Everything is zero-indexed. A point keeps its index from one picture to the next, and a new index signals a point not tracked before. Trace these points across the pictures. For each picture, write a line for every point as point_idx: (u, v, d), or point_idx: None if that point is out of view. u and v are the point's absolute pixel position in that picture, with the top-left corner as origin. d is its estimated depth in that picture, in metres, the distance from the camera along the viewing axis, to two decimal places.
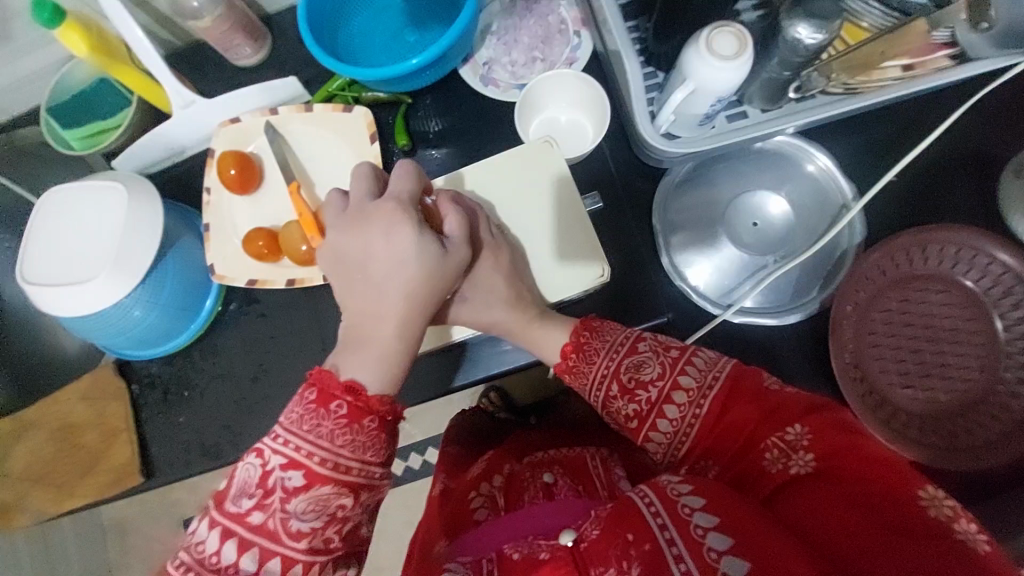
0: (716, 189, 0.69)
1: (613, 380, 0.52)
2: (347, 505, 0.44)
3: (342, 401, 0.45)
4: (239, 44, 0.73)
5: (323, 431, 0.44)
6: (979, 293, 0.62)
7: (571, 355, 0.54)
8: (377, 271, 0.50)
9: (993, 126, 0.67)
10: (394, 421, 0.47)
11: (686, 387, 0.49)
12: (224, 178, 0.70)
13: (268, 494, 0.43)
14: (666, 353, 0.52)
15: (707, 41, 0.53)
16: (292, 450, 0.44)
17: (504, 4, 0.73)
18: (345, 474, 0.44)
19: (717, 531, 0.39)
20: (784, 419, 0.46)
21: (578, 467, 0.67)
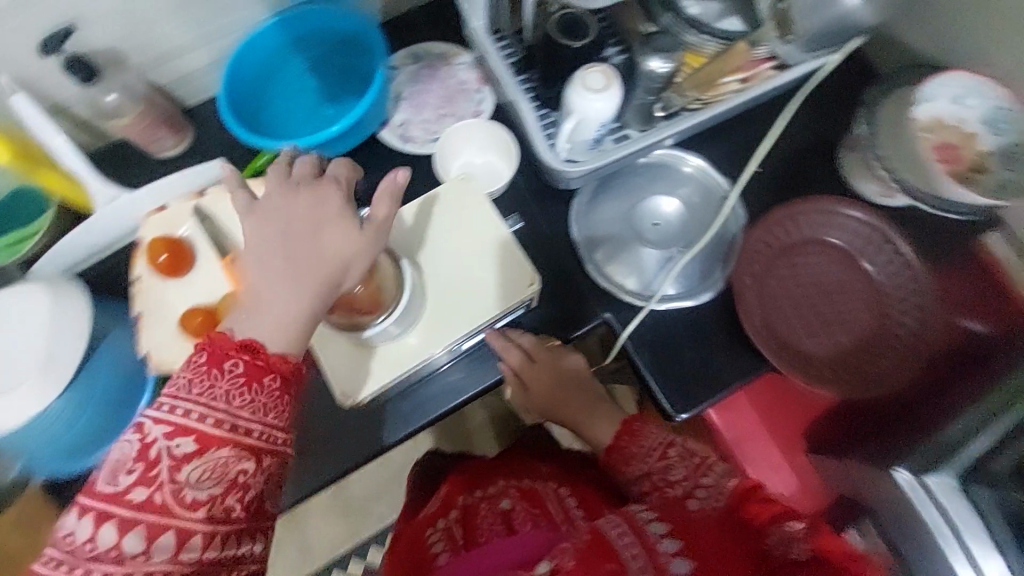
0: (620, 200, 0.78)
1: (647, 479, 0.63)
2: (247, 470, 0.46)
3: (237, 359, 0.46)
4: (162, 137, 0.78)
5: (219, 393, 0.45)
6: (850, 248, 0.73)
7: (624, 431, 0.67)
8: (298, 236, 0.49)
9: (835, 114, 0.79)
10: (295, 381, 0.48)
11: (707, 485, 0.59)
12: (155, 266, 0.69)
13: (152, 466, 0.44)
14: (694, 458, 0.62)
15: (582, 80, 0.65)
16: (180, 417, 0.45)
17: (410, 74, 0.83)
18: (244, 436, 0.46)
19: (678, 556, 0.47)
20: (788, 512, 0.54)
21: (532, 492, 0.75)
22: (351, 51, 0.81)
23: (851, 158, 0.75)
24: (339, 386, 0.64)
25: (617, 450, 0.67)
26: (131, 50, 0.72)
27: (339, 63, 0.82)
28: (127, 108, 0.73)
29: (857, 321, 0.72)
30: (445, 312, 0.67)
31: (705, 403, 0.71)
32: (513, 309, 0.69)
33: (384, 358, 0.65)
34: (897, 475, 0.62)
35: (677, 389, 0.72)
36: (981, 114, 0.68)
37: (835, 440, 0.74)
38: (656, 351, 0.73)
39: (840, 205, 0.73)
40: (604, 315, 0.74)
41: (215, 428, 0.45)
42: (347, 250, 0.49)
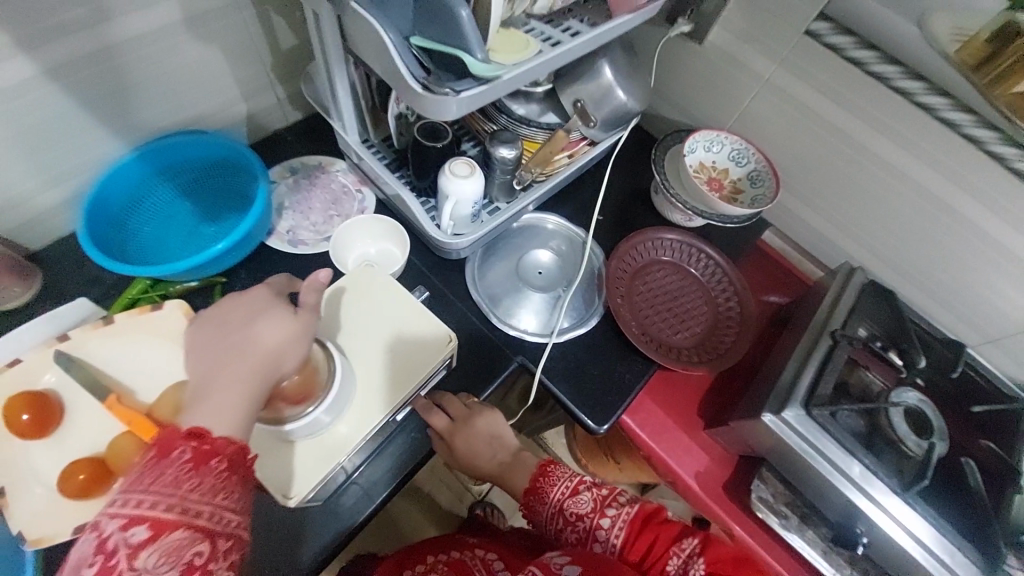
0: (505, 260, 0.91)
1: (559, 515, 0.73)
2: (205, 551, 0.42)
3: (185, 446, 0.44)
4: (6, 286, 0.70)
5: (166, 479, 0.42)
6: (678, 260, 0.96)
7: (540, 475, 0.76)
8: (236, 339, 0.53)
9: (639, 170, 1.07)
10: (242, 465, 0.47)
11: (613, 515, 0.71)
12: (15, 426, 0.61)
13: (108, 560, 0.38)
14: (601, 492, 0.73)
15: (449, 169, 0.79)
16: (133, 506, 0.40)
17: (289, 185, 0.89)
18: (195, 516, 0.42)
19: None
20: (681, 535, 0.67)
21: (460, 564, 0.72)
22: (226, 172, 0.85)
23: (659, 199, 1.00)
24: (273, 489, 0.60)
25: (536, 491, 0.75)
26: None
27: (215, 185, 0.85)
28: None
29: (701, 312, 0.92)
30: (373, 388, 0.67)
31: (619, 409, 0.82)
32: (437, 370, 0.72)
33: (320, 454, 0.62)
34: (765, 419, 0.75)
35: (593, 404, 0.82)
36: (727, 155, 1.00)
37: (719, 413, 0.89)
38: (568, 376, 0.83)
39: (661, 231, 0.96)
40: (518, 357, 0.83)
41: (169, 511, 0.41)
42: (283, 340, 0.54)
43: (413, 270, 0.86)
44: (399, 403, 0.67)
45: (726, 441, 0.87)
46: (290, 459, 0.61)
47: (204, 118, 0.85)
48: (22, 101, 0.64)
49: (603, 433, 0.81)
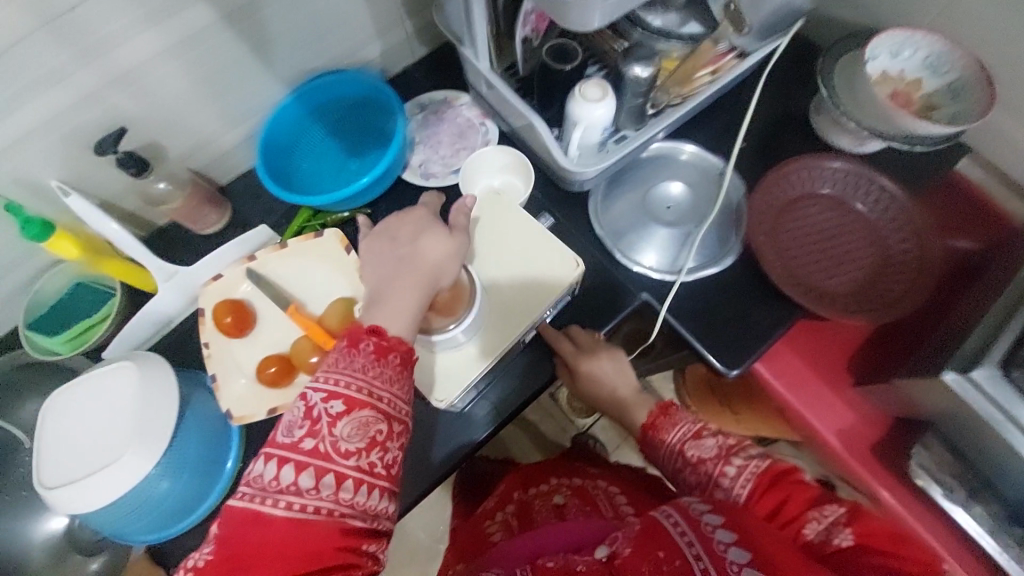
0: (632, 192, 0.86)
1: (680, 457, 0.67)
2: (385, 430, 0.49)
3: (369, 340, 0.52)
4: (207, 214, 0.84)
5: (357, 365, 0.50)
6: (840, 193, 0.82)
7: (659, 416, 0.71)
8: (400, 253, 0.59)
9: (796, 86, 0.90)
10: (411, 364, 0.53)
11: (741, 465, 0.63)
12: (223, 326, 0.76)
13: (316, 423, 0.48)
14: (726, 441, 0.66)
15: (580, 92, 0.74)
16: (332, 384, 0.49)
17: (419, 120, 0.92)
18: (378, 401, 0.50)
19: (749, 566, 0.47)
20: (820, 500, 0.59)
21: (584, 492, 0.78)
22: (367, 109, 0.90)
23: (820, 120, 0.85)
24: (423, 391, 0.68)
25: (654, 428, 0.70)
26: (171, 142, 0.80)
27: (357, 121, 0.91)
28: (174, 193, 0.80)
29: (863, 255, 0.79)
30: (507, 309, 0.71)
31: (753, 355, 0.77)
32: (563, 295, 0.74)
33: (457, 365, 0.69)
34: (946, 376, 0.63)
35: (726, 347, 0.77)
36: (921, 61, 0.79)
37: (874, 368, 0.79)
38: (697, 317, 0.79)
39: (822, 159, 0.82)
40: (642, 295, 0.80)
41: (361, 392, 0.49)
42: (443, 255, 0.59)
43: (536, 203, 0.86)
44: (530, 325, 0.71)
45: (881, 400, 0.77)
46: (433, 364, 0.69)
47: (345, 57, 0.89)
48: (198, 49, 0.72)
49: (732, 377, 0.77)
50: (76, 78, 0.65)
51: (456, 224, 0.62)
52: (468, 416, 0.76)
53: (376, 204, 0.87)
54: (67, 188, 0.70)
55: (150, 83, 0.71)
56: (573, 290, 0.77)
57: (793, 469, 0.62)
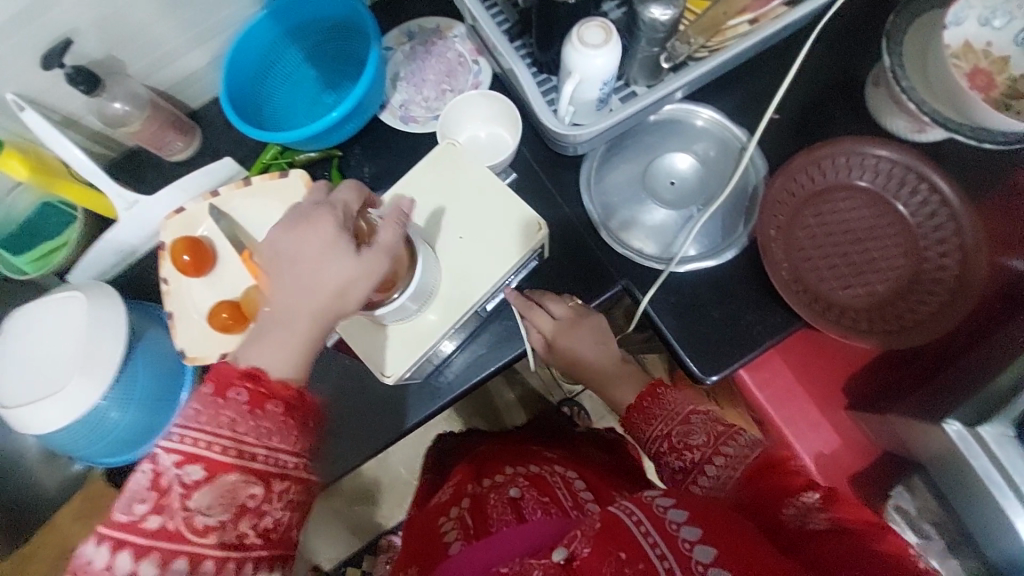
0: (633, 162, 0.76)
1: (665, 439, 0.61)
2: (257, 494, 0.47)
3: (241, 386, 0.48)
4: (171, 140, 0.79)
5: (223, 420, 0.47)
6: (879, 189, 0.69)
7: (632, 411, 0.65)
8: (285, 269, 0.52)
9: (850, 48, 0.75)
10: (298, 408, 0.50)
11: (731, 454, 0.57)
12: (178, 264, 0.72)
13: (165, 494, 0.45)
14: (716, 426, 0.60)
15: (578, 36, 0.61)
16: (190, 445, 0.46)
17: (405, 53, 0.82)
18: (250, 460, 0.47)
19: (702, 544, 0.44)
20: (806, 485, 0.51)
21: (540, 480, 0.70)
22: (348, 34, 0.80)
23: (876, 94, 0.72)
24: (373, 366, 0.64)
25: (639, 410, 0.64)
26: (128, 56, 0.72)
27: (337, 49, 0.82)
28: (131, 116, 0.73)
29: (891, 266, 0.68)
30: (461, 275, 0.65)
31: (736, 364, 0.69)
32: (526, 261, 0.67)
33: (405, 336, 0.64)
34: (949, 427, 0.56)
35: (704, 352, 0.69)
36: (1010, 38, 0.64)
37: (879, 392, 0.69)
38: (679, 314, 0.71)
39: (868, 144, 0.68)
40: (623, 281, 0.72)
41: (227, 454, 0.46)
42: (331, 265, 0.52)
43: (522, 163, 0.77)
44: (491, 289, 0.65)
45: (873, 431, 0.70)
46: (384, 338, 0.64)
47: None
48: None
49: (708, 383, 0.69)
50: None
51: (380, 241, 0.53)
52: (422, 387, 0.71)
53: (349, 146, 0.80)
54: (22, 102, 0.66)
55: None
56: (540, 253, 0.70)
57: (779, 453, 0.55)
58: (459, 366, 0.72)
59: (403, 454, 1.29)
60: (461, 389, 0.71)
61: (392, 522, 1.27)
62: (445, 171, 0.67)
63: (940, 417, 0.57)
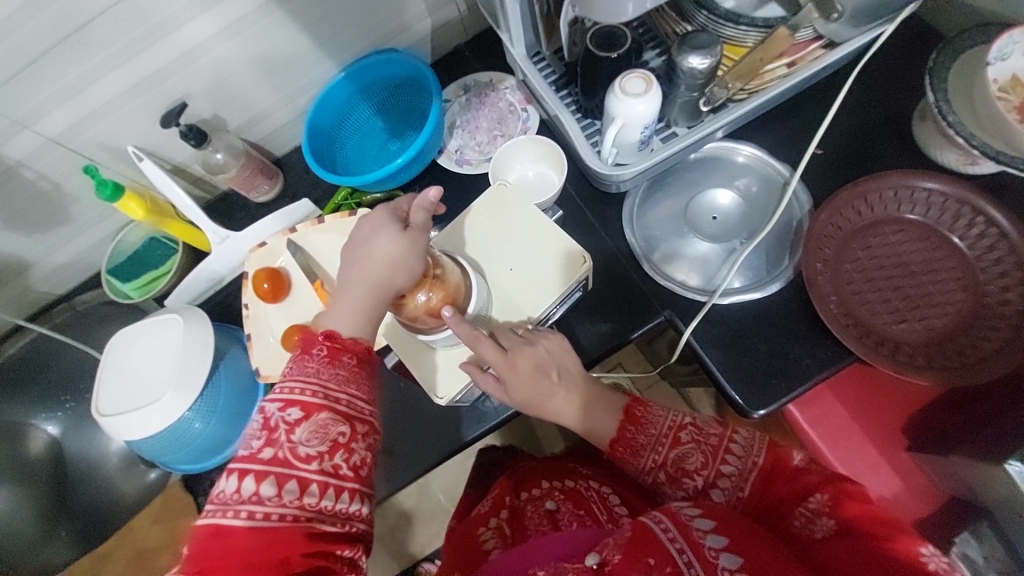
0: (673, 198, 0.79)
1: (662, 469, 0.59)
2: (345, 431, 0.54)
3: (321, 345, 0.57)
4: (259, 183, 0.90)
5: (311, 370, 0.55)
6: (932, 223, 0.68)
7: (619, 447, 0.61)
8: (356, 259, 0.62)
9: (893, 84, 0.76)
10: (367, 360, 0.59)
11: (732, 473, 0.57)
12: (259, 291, 0.81)
13: (273, 431, 0.52)
14: (707, 442, 0.59)
15: (620, 85, 0.67)
16: (288, 392, 0.54)
17: (461, 104, 0.91)
18: (336, 402, 0.55)
19: (727, 551, 0.43)
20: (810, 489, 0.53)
21: (577, 494, 0.71)
22: (412, 89, 0.91)
23: (924, 129, 0.72)
24: (427, 388, 0.69)
25: (625, 443, 0.61)
26: (229, 114, 0.85)
27: (402, 103, 0.92)
28: (229, 163, 0.85)
29: (950, 300, 0.66)
30: (511, 304, 0.69)
31: (784, 398, 0.68)
32: (572, 292, 0.71)
33: (458, 360, 0.68)
34: (1011, 467, 0.54)
35: (754, 385, 0.69)
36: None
37: (945, 432, 0.66)
38: (724, 345, 0.71)
39: (916, 178, 0.68)
40: (665, 313, 0.74)
41: (314, 396, 0.54)
42: (393, 252, 0.61)
43: (567, 200, 0.82)
44: (539, 318, 0.69)
45: (937, 474, 0.65)
46: (440, 361, 0.69)
47: (397, 34, 0.88)
48: (254, 27, 0.75)
49: (757, 418, 0.69)
50: (146, 54, 0.70)
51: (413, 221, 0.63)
52: (471, 411, 0.75)
53: (409, 186, 0.88)
54: (140, 154, 0.79)
55: (211, 59, 0.75)
56: (585, 284, 0.73)
57: (785, 458, 0.56)
58: None
59: (443, 480, 1.31)
60: (507, 414, 0.74)
61: (426, 550, 1.28)
62: (496, 209, 0.73)
63: (1002, 456, 0.55)
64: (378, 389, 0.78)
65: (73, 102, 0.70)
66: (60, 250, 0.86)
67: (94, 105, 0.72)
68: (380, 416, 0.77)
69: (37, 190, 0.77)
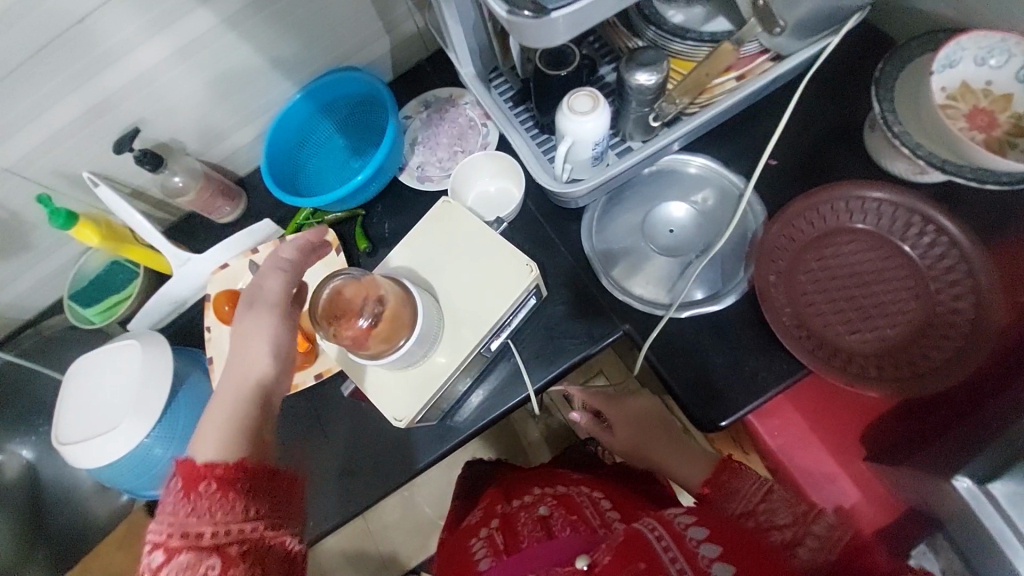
0: (632, 211, 0.79)
1: (750, 516, 0.60)
2: (214, 563, 0.48)
3: (178, 478, 0.52)
4: (221, 205, 0.90)
5: (169, 508, 0.50)
6: (883, 231, 0.69)
7: (708, 491, 0.64)
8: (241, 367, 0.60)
9: (845, 92, 0.77)
10: (231, 475, 0.52)
11: (820, 534, 0.57)
12: (219, 313, 0.82)
13: None
14: (801, 506, 0.60)
15: (568, 103, 0.67)
16: (150, 538, 0.49)
17: (422, 120, 0.91)
18: (199, 536, 0.49)
19: (720, 561, 0.47)
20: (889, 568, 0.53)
21: (568, 500, 0.72)
22: (371, 107, 0.91)
23: (873, 138, 0.72)
24: (385, 412, 0.68)
25: (714, 486, 0.64)
26: (187, 137, 0.85)
27: (362, 120, 0.92)
28: (189, 187, 0.85)
29: (902, 310, 0.66)
30: (464, 323, 0.69)
31: (743, 411, 0.68)
32: (525, 298, 0.71)
33: (414, 380, 0.68)
34: (960, 483, 0.61)
35: (711, 402, 0.69)
36: (1012, 74, 0.64)
37: (898, 443, 0.67)
38: (683, 359, 0.71)
39: (864, 188, 0.69)
40: (623, 327, 0.74)
41: (172, 538, 0.49)
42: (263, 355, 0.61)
43: (527, 215, 0.82)
44: (491, 331, 0.68)
45: (895, 484, 0.68)
46: (395, 384, 0.68)
47: (354, 53, 0.88)
48: (204, 51, 0.75)
49: (718, 429, 0.69)
50: (99, 81, 0.70)
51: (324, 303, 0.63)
52: (434, 430, 0.75)
53: (372, 204, 0.88)
54: (96, 178, 0.78)
55: (162, 86, 0.75)
56: (538, 290, 0.73)
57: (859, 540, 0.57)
58: (469, 410, 0.75)
59: (427, 493, 1.31)
60: (472, 431, 0.74)
61: (410, 562, 1.28)
62: (440, 224, 0.73)
63: None
64: (339, 413, 0.78)
65: (25, 130, 0.70)
66: (20, 279, 0.85)
67: (47, 132, 0.71)
68: (343, 439, 0.77)
69: None
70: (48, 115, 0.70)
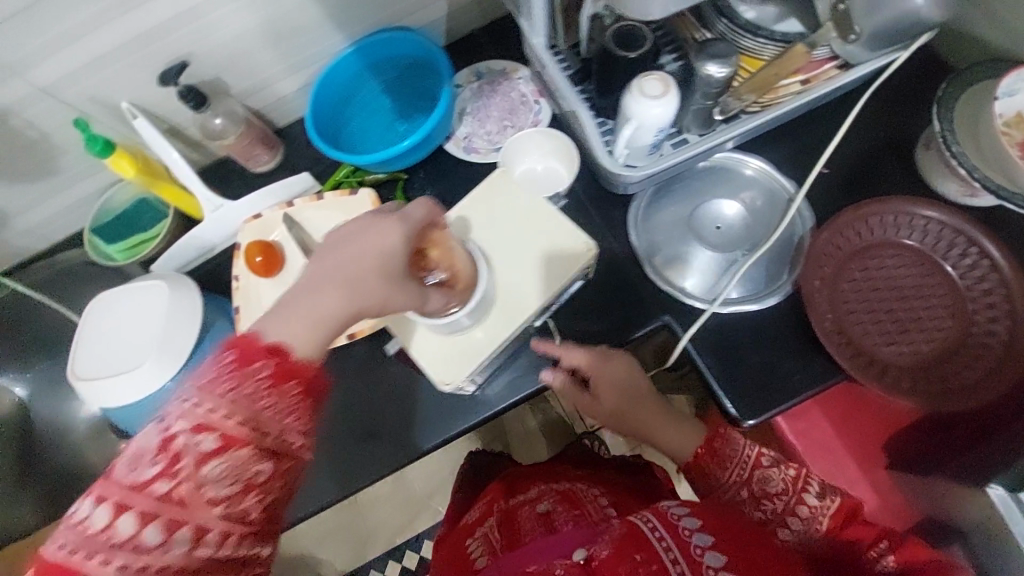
0: (679, 204, 0.79)
1: (745, 487, 0.63)
2: (265, 470, 0.45)
3: (265, 360, 0.46)
4: (259, 153, 0.87)
5: (245, 393, 0.45)
6: (927, 249, 0.70)
7: (702, 455, 0.66)
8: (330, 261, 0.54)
9: (901, 109, 0.78)
10: (315, 388, 0.49)
11: (811, 504, 0.61)
12: (252, 265, 0.78)
13: (175, 459, 0.42)
14: (790, 471, 0.63)
15: (638, 87, 0.66)
16: (204, 413, 0.44)
17: (473, 90, 0.89)
18: (262, 436, 0.45)
19: (712, 551, 0.47)
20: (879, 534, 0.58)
21: (571, 495, 0.73)
22: (424, 71, 0.89)
23: (926, 156, 0.74)
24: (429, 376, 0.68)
25: (703, 462, 0.66)
26: (232, 79, 0.82)
27: (412, 83, 0.91)
28: (228, 130, 0.82)
29: (938, 327, 0.68)
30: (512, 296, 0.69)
31: (773, 411, 0.70)
32: (571, 281, 0.70)
33: (456, 349, 0.68)
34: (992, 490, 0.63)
35: (742, 400, 0.70)
36: None
37: (915, 456, 0.73)
38: (719, 354, 0.72)
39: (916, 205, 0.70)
40: (662, 317, 0.74)
41: (240, 428, 0.44)
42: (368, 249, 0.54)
43: (574, 196, 0.82)
44: (541, 308, 0.69)
45: (912, 492, 0.74)
46: (436, 351, 0.68)
47: (412, 13, 0.86)
48: None
49: (747, 427, 0.70)
50: (152, 8, 0.67)
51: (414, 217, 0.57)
52: (462, 402, 0.74)
53: (415, 170, 0.87)
54: (135, 111, 0.76)
55: (213, 23, 0.72)
56: (585, 276, 0.73)
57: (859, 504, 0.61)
58: (499, 386, 0.74)
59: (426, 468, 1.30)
60: (501, 408, 0.74)
61: (403, 535, 1.28)
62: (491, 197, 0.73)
63: (985, 479, 0.64)
64: (368, 376, 0.76)
65: (68, 51, 0.66)
66: (42, 205, 0.82)
67: (90, 55, 0.68)
68: (369, 402, 0.76)
69: (25, 139, 0.73)
70: (93, 38, 0.67)
